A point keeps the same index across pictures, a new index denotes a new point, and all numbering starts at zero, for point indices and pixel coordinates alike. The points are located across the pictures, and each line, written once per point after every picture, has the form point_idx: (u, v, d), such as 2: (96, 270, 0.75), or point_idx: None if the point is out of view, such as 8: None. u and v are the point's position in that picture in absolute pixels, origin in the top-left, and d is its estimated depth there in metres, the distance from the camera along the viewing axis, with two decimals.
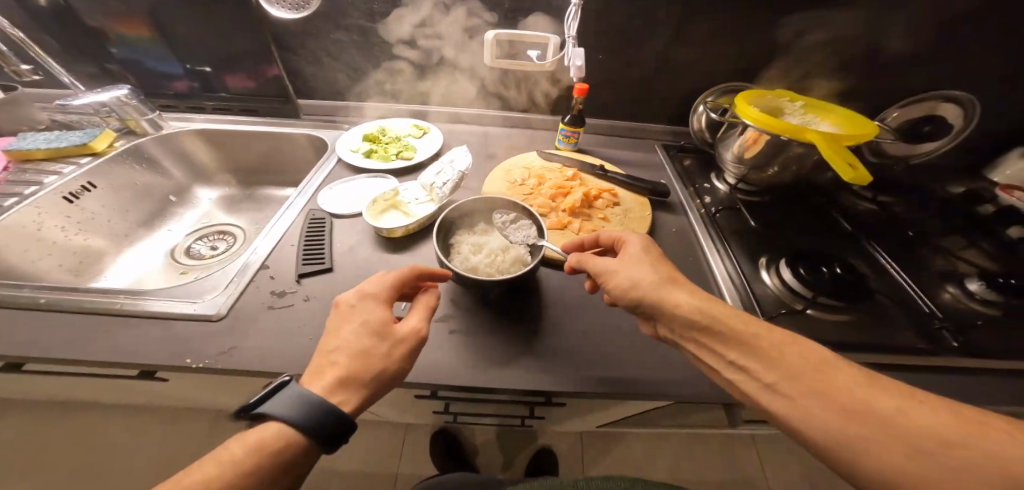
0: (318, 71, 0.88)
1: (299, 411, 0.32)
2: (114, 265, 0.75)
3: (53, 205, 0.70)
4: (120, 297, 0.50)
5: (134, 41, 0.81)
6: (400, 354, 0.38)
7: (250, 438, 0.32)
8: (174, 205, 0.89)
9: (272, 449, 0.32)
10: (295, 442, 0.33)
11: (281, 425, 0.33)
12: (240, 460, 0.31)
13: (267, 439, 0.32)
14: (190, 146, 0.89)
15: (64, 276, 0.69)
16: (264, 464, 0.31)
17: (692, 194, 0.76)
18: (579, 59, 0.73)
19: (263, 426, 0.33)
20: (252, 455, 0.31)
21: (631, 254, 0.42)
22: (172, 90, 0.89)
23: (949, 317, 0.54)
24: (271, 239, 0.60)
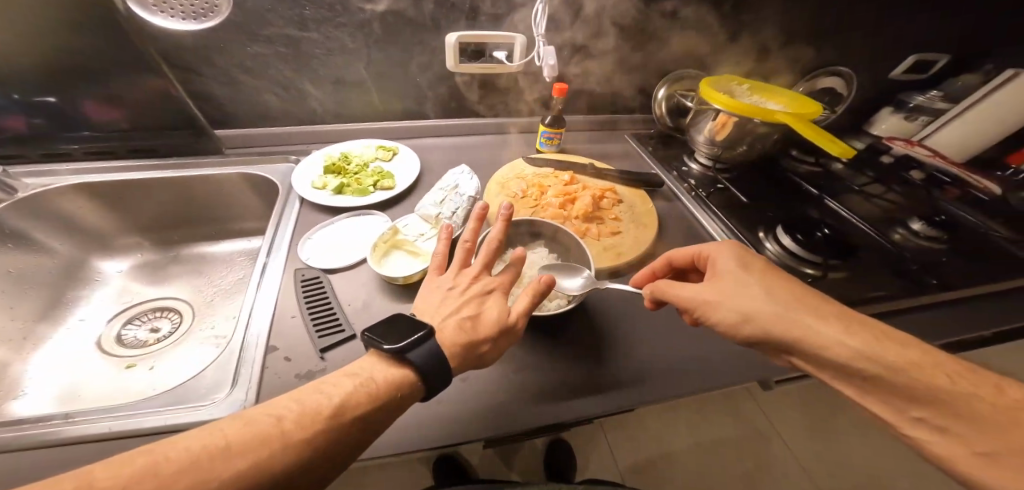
0: (236, 93, 0.70)
1: (439, 361, 0.35)
2: (26, 377, 0.53)
3: None
4: (93, 420, 0.36)
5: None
6: (498, 340, 0.40)
7: (381, 374, 0.34)
8: (75, 287, 0.66)
9: (389, 398, 0.33)
10: (410, 393, 0.34)
11: (411, 369, 0.35)
12: (372, 394, 0.32)
13: (396, 376, 0.34)
14: (67, 208, 0.66)
15: None
16: (380, 407, 0.32)
17: (678, 178, 0.80)
18: (552, 58, 0.71)
19: (393, 368, 0.35)
20: (370, 398, 0.32)
21: (719, 277, 0.42)
22: (2, 132, 0.62)
23: (912, 257, 0.65)
24: (266, 309, 0.48)
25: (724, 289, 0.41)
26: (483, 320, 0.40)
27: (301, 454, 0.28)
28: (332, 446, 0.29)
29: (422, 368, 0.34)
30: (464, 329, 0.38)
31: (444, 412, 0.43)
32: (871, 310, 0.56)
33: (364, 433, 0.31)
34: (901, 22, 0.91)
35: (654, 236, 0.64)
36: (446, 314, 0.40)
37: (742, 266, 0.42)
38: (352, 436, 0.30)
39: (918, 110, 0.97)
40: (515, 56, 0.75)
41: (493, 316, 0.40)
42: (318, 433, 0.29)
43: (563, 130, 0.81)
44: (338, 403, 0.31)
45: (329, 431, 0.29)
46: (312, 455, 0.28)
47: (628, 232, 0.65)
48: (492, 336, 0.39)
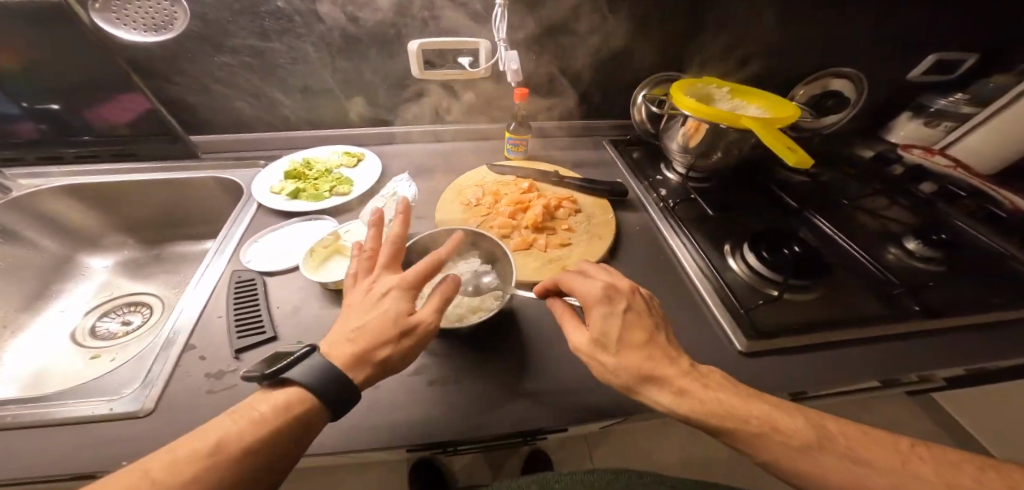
0: (210, 101, 0.73)
1: (333, 375, 0.33)
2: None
3: None
4: (7, 408, 0.38)
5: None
6: (400, 342, 0.36)
7: (265, 402, 0.31)
8: (59, 280, 0.71)
9: (281, 422, 0.30)
10: (311, 416, 0.32)
11: (304, 390, 0.32)
12: (258, 421, 0.30)
13: (287, 402, 0.31)
14: (59, 207, 0.72)
15: None
16: (276, 434, 0.30)
17: (649, 188, 0.75)
18: (514, 62, 0.69)
19: (277, 392, 0.32)
20: (254, 426, 0.29)
21: (598, 339, 0.36)
22: (9, 137, 0.69)
23: (899, 280, 0.58)
24: (196, 307, 0.50)
25: (599, 356, 0.36)
26: (375, 328, 0.36)
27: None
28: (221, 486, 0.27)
29: (314, 387, 0.32)
30: (354, 342, 0.36)
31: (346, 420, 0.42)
32: (838, 339, 0.50)
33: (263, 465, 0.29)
34: (912, 19, 0.82)
35: (607, 248, 0.61)
36: (338, 334, 0.37)
37: (614, 320, 0.37)
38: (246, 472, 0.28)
39: (940, 115, 0.87)
40: (480, 61, 0.75)
41: (388, 320, 0.37)
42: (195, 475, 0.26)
43: (530, 136, 0.79)
44: (217, 442, 0.28)
45: (210, 469, 0.27)
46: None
47: (579, 243, 0.62)
48: (388, 340, 0.36)
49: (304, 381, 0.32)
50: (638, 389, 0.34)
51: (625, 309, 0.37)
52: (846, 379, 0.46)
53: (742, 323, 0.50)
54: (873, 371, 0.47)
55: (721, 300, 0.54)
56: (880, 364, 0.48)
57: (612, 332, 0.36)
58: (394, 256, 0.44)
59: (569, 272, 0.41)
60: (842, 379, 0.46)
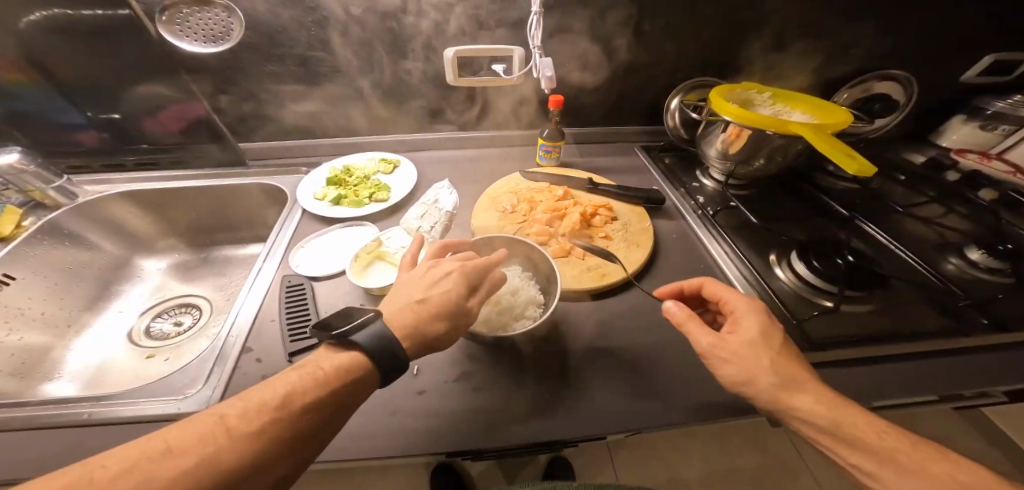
0: (256, 109, 0.77)
1: (388, 341, 0.35)
2: (65, 362, 0.62)
3: None
4: (84, 405, 0.41)
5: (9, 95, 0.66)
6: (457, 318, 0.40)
7: (328, 363, 0.33)
8: (117, 282, 0.76)
9: (340, 386, 0.32)
10: (366, 385, 0.34)
11: (361, 356, 0.34)
12: (319, 381, 0.31)
13: (345, 364, 0.33)
14: (118, 212, 0.76)
15: (7, 381, 0.55)
16: (336, 396, 0.31)
17: (685, 195, 0.74)
18: (549, 69, 0.68)
19: (339, 355, 0.34)
20: (319, 384, 0.31)
21: (749, 341, 0.36)
22: (78, 146, 0.75)
23: (963, 293, 0.55)
24: (252, 308, 0.52)
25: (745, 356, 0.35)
26: (435, 302, 0.39)
27: (253, 453, 0.26)
28: (289, 441, 0.28)
29: (369, 350, 0.34)
30: (416, 310, 0.38)
31: (396, 422, 0.43)
32: (899, 353, 0.48)
33: (324, 428, 0.30)
34: (971, 15, 0.78)
35: (645, 257, 0.60)
36: (401, 302, 0.39)
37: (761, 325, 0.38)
38: (309, 430, 0.29)
39: (995, 118, 0.79)
40: (514, 68, 0.75)
41: (448, 297, 0.40)
42: (267, 430, 0.27)
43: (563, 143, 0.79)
44: (284, 396, 0.30)
45: (278, 422, 0.28)
46: (261, 454, 0.27)
47: (617, 251, 0.61)
48: (444, 316, 0.39)
49: (365, 347, 0.34)
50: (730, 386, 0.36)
51: (781, 328, 0.39)
52: (910, 392, 0.45)
53: (793, 333, 0.49)
54: (939, 388, 0.45)
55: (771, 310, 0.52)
56: (948, 382, 0.46)
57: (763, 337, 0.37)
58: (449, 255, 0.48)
59: (720, 285, 0.43)
60: (905, 394, 0.44)
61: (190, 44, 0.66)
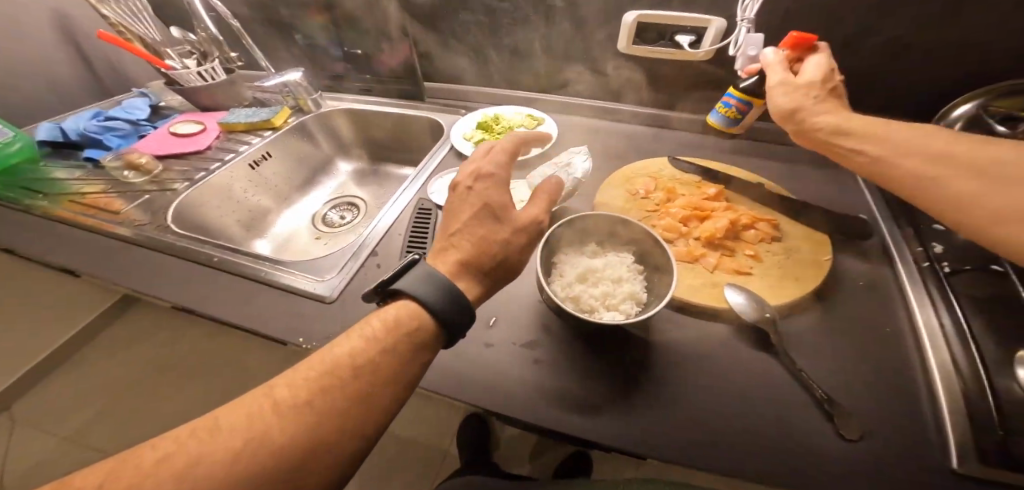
0: (443, 56, 0.87)
1: (437, 289, 0.33)
2: (275, 225, 0.90)
3: (241, 170, 0.85)
4: (264, 265, 0.57)
5: (302, 25, 0.92)
6: (506, 243, 0.37)
7: (376, 320, 0.34)
8: (320, 174, 1.01)
9: (390, 343, 0.32)
10: (429, 340, 0.33)
11: (412, 303, 0.34)
12: (375, 345, 0.32)
13: (399, 318, 0.33)
14: (339, 123, 1.00)
15: (239, 230, 0.83)
16: (398, 362, 0.32)
17: (910, 237, 0.53)
18: (754, 49, 0.57)
19: (389, 309, 0.34)
20: (368, 344, 0.32)
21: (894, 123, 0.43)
22: (325, 70, 0.99)
23: None
24: (387, 220, 0.62)
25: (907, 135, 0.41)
26: (473, 226, 0.38)
27: (303, 423, 0.28)
28: (361, 412, 0.30)
29: (427, 300, 0.33)
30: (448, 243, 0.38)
31: (457, 359, 0.46)
32: None
33: (395, 390, 0.31)
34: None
35: (803, 294, 0.46)
36: (439, 244, 0.38)
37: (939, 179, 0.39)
38: (378, 398, 0.30)
39: None
40: (703, 42, 0.64)
41: (491, 213, 0.38)
42: (335, 400, 0.29)
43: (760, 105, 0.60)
44: (341, 363, 0.31)
45: (329, 390, 0.29)
46: (330, 420, 0.29)
47: (762, 278, 0.49)
48: (487, 236, 0.37)
49: (419, 296, 0.33)
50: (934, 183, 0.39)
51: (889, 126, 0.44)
52: None
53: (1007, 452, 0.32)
54: None
55: (965, 407, 0.36)
56: None
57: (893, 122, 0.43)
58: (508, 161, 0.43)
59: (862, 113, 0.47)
60: None
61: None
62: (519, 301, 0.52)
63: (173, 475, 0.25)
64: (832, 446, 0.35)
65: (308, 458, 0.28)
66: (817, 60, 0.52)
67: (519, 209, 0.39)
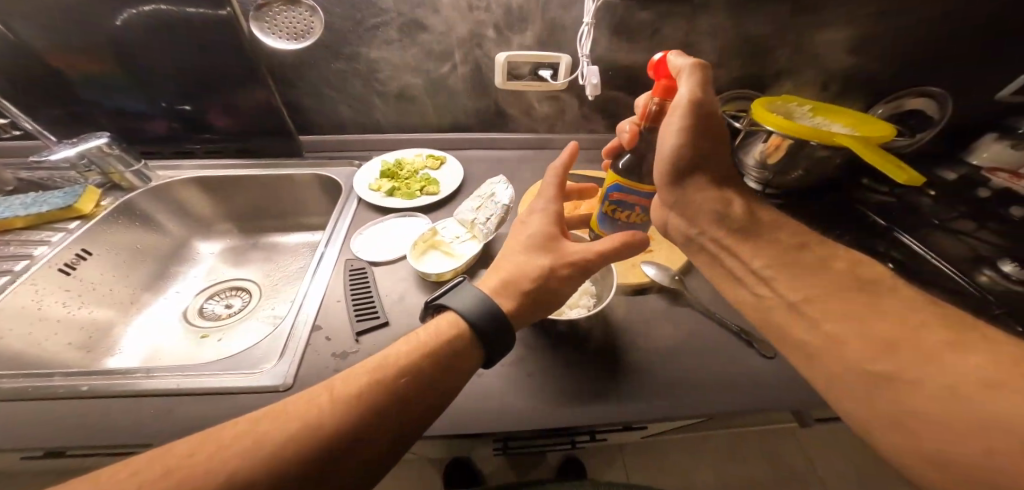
0: (319, 105, 0.82)
1: (479, 310, 0.41)
2: (124, 340, 0.67)
3: (50, 278, 0.63)
4: (173, 376, 0.47)
5: (100, 82, 0.73)
6: (538, 265, 0.45)
7: (424, 333, 0.39)
8: (175, 264, 0.81)
9: (432, 352, 0.37)
10: (467, 354, 0.39)
11: (457, 318, 0.41)
12: (422, 349, 0.37)
13: (444, 330, 0.40)
14: (187, 196, 0.82)
15: (75, 355, 0.61)
16: (437, 370, 0.37)
17: None
18: (596, 77, 0.70)
19: (437, 327, 0.40)
20: (415, 350, 0.37)
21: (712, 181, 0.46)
22: (152, 134, 0.81)
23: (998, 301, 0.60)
24: (314, 302, 0.55)
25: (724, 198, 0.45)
26: (535, 267, 0.45)
27: (351, 411, 0.32)
28: (400, 408, 0.34)
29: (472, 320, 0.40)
30: (508, 285, 0.44)
31: (462, 400, 0.48)
32: None
33: (432, 400, 0.36)
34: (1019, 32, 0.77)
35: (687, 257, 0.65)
36: (492, 280, 0.45)
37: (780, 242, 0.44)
38: (417, 400, 0.35)
39: None
40: (560, 74, 0.78)
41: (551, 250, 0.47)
42: (379, 395, 0.33)
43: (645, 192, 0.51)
44: (390, 362, 0.36)
45: (375, 386, 0.34)
46: (368, 414, 0.32)
47: (659, 251, 0.67)
48: (546, 273, 0.45)
49: (464, 311, 0.41)
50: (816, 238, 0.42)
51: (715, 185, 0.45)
52: None
53: None
54: None
55: None
56: None
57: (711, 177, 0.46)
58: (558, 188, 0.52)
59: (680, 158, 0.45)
60: None
61: (276, 44, 0.69)
62: None
63: (216, 459, 0.28)
64: (739, 361, 0.53)
65: (347, 445, 0.31)
66: (688, 88, 0.43)
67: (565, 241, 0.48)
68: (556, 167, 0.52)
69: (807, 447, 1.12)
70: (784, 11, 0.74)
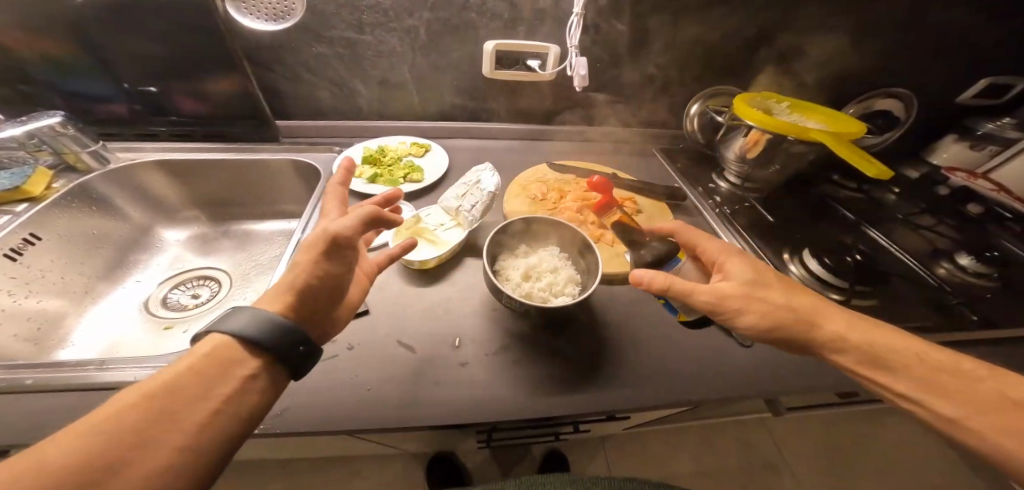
0: (298, 89, 0.79)
1: (263, 324, 0.34)
2: (76, 331, 0.63)
3: None
4: (133, 367, 0.46)
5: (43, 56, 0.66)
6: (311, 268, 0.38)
7: (191, 351, 0.33)
8: (137, 252, 0.77)
9: (215, 369, 0.32)
10: (261, 370, 0.34)
11: (232, 339, 0.34)
12: (195, 373, 0.31)
13: (218, 351, 0.33)
14: (152, 181, 0.77)
15: (24, 347, 0.57)
16: (223, 386, 0.31)
17: (703, 195, 0.78)
18: (583, 69, 0.70)
19: (203, 344, 0.33)
20: (202, 366, 0.32)
21: (742, 281, 0.44)
22: (109, 116, 0.74)
23: (956, 291, 0.63)
24: None
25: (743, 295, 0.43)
26: (297, 268, 0.39)
27: (112, 442, 0.26)
28: (188, 428, 0.29)
29: (254, 338, 0.33)
30: (283, 289, 0.38)
31: (443, 391, 0.47)
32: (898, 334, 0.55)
33: (222, 424, 0.30)
34: (977, 40, 0.82)
35: None
36: (275, 286, 0.39)
37: (764, 322, 0.42)
38: (199, 424, 0.29)
39: (985, 138, 0.84)
40: (548, 65, 0.77)
41: (305, 246, 0.40)
42: (141, 425, 0.27)
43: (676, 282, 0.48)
44: (171, 381, 0.30)
45: (150, 411, 0.28)
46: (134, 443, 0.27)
47: None
48: (310, 274, 0.38)
49: (241, 331, 0.33)
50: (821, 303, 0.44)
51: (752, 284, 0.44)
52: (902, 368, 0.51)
53: None
54: None
55: None
56: None
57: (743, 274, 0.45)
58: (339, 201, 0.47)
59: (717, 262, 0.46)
60: None
61: (252, 25, 0.61)
62: (473, 315, 0.56)
63: None
64: (714, 350, 0.55)
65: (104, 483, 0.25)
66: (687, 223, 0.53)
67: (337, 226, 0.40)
68: (332, 184, 0.48)
69: (778, 437, 1.16)
70: (766, 10, 0.76)
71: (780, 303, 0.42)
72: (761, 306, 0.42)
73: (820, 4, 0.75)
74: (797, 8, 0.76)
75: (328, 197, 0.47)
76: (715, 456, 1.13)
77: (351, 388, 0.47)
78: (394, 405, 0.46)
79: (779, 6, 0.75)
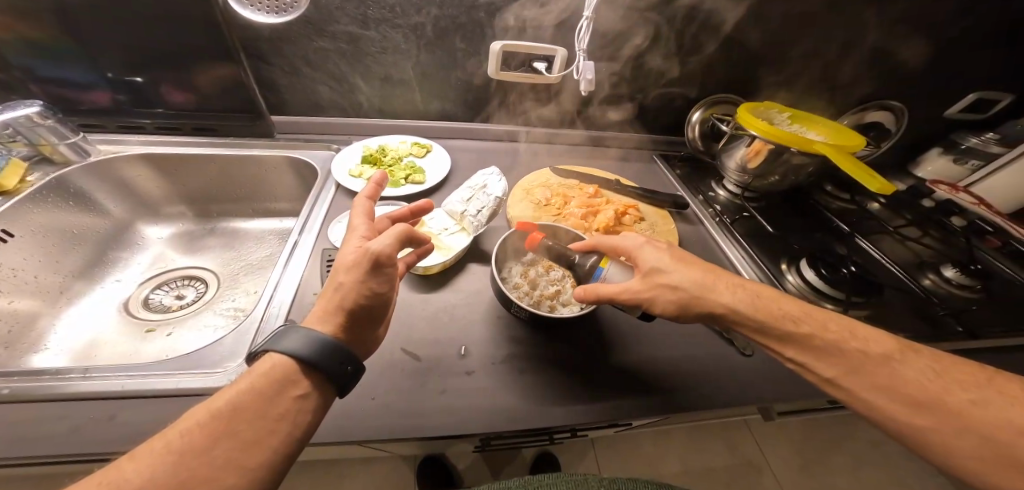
0: (296, 83, 0.76)
1: (321, 346, 0.34)
2: (52, 333, 0.60)
3: None
4: (115, 376, 0.43)
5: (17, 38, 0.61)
6: (355, 288, 0.38)
7: (253, 371, 0.33)
8: (118, 249, 0.73)
9: (275, 390, 0.32)
10: (313, 389, 0.34)
11: (289, 358, 0.34)
12: (255, 393, 0.32)
13: (274, 369, 0.33)
14: (135, 174, 0.73)
15: None
16: (277, 406, 0.32)
17: (703, 202, 0.79)
18: (591, 73, 0.69)
19: (262, 364, 0.34)
20: (259, 388, 0.32)
21: (646, 272, 0.44)
22: (89, 105, 0.70)
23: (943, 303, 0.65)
24: (286, 291, 0.54)
25: (653, 287, 0.43)
26: (343, 289, 0.38)
27: (178, 464, 0.27)
28: (243, 450, 0.29)
29: (310, 362, 0.33)
30: (330, 310, 0.37)
31: (447, 400, 0.46)
32: None
33: (273, 447, 0.30)
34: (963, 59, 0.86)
35: None
36: (318, 306, 0.38)
37: (675, 307, 0.43)
38: (256, 442, 0.30)
39: (969, 152, 0.88)
40: (554, 68, 0.76)
41: (346, 266, 0.39)
42: (203, 444, 0.28)
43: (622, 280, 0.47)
44: (233, 403, 0.31)
45: (211, 433, 0.29)
46: (200, 464, 0.28)
47: None
48: (359, 293, 0.38)
49: (294, 352, 0.33)
50: (772, 294, 0.45)
51: (666, 282, 0.43)
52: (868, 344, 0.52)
53: None
54: None
55: None
56: None
57: (662, 260, 0.45)
58: (365, 217, 0.45)
59: (633, 245, 0.47)
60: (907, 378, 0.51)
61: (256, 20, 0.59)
62: (476, 322, 0.55)
63: None
64: (712, 357, 0.56)
65: None
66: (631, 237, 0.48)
67: (371, 242, 0.39)
68: (361, 197, 0.47)
69: (764, 438, 1.19)
70: (770, 23, 0.77)
71: (679, 286, 0.43)
72: (669, 294, 0.43)
73: (821, 18, 0.77)
74: (798, 24, 0.78)
75: (355, 211, 0.45)
76: (703, 458, 1.15)
77: (354, 397, 0.45)
78: (399, 414, 0.44)
79: (782, 19, 0.76)
